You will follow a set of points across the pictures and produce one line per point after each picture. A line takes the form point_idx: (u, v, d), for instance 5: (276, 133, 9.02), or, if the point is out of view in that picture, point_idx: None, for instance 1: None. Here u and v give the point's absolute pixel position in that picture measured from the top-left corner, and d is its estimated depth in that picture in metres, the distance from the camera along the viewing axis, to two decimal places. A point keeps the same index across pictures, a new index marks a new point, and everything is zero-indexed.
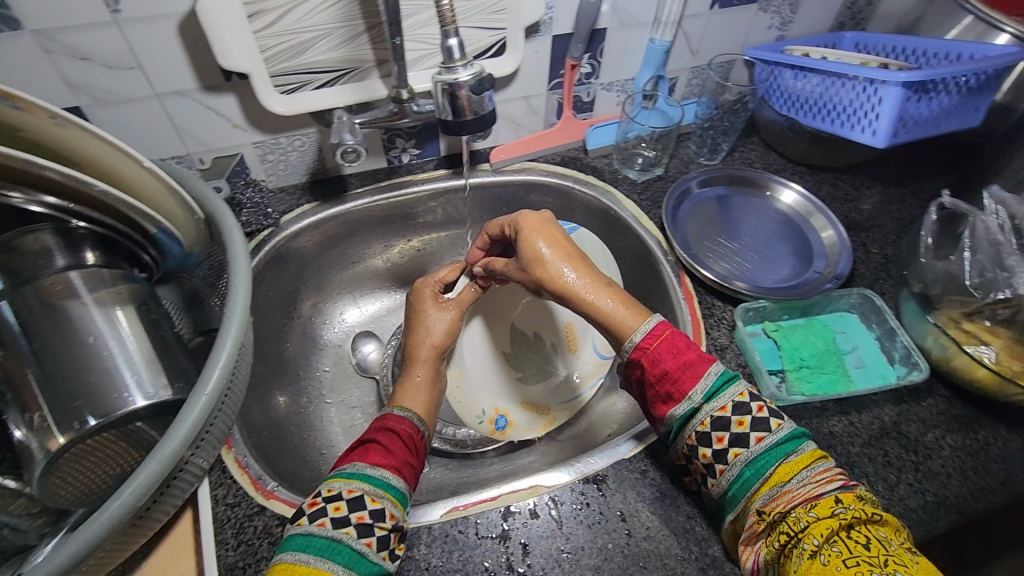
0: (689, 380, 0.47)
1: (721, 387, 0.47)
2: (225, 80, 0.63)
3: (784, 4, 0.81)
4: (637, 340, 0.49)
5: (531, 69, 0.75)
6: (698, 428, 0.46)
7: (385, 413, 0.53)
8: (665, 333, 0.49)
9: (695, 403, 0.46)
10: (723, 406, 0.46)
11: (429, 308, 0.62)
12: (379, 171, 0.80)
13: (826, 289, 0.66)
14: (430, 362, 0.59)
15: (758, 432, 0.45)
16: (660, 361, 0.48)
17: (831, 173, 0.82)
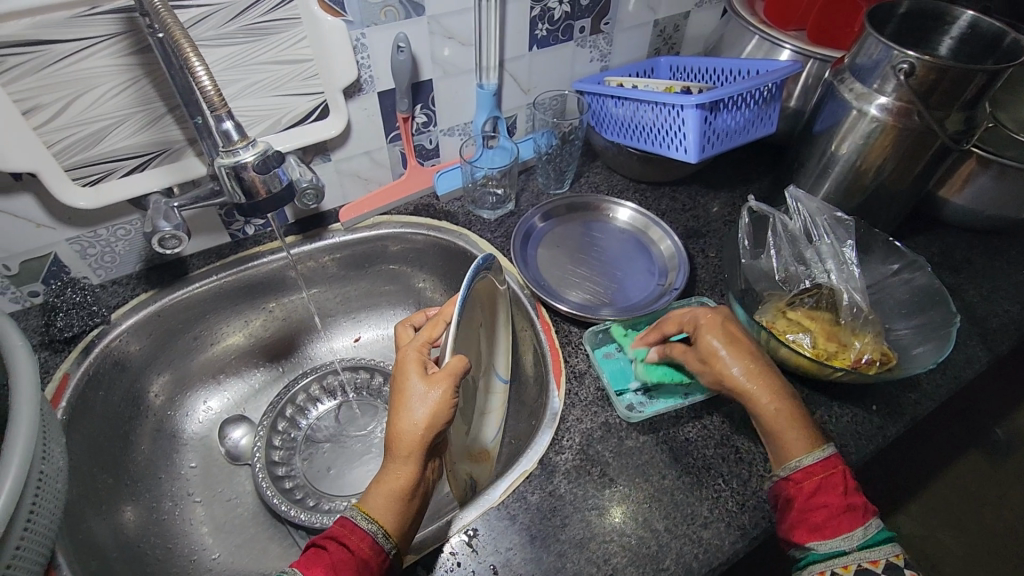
0: (846, 520, 0.47)
1: (880, 543, 0.47)
2: (14, 180, 0.58)
3: (599, 39, 0.86)
4: (802, 463, 0.50)
5: (364, 126, 0.75)
6: (839, 571, 0.46)
7: (348, 519, 0.48)
8: (839, 467, 0.49)
9: (848, 547, 0.46)
10: (876, 560, 0.46)
11: (413, 382, 0.53)
12: (224, 247, 0.77)
13: (668, 300, 0.69)
14: (413, 457, 0.51)
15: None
16: (833, 489, 0.49)
17: (669, 188, 0.88)
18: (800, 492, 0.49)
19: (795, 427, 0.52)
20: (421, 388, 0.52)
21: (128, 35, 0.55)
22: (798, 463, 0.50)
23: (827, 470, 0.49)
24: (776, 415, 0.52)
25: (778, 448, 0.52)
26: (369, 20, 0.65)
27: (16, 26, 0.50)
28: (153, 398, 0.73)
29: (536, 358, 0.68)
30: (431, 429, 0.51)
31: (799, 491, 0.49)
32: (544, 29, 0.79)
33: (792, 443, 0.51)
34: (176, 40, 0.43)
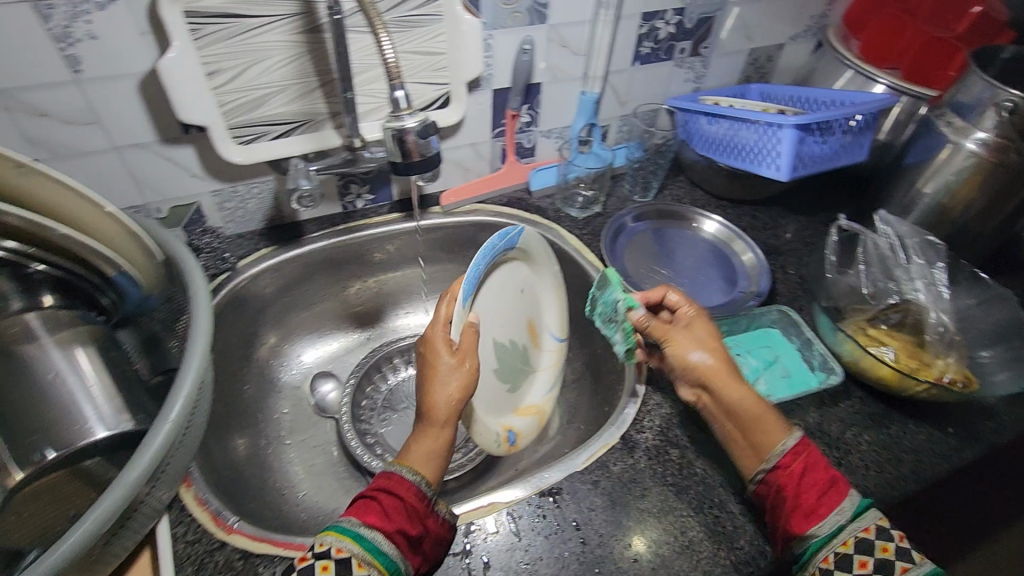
0: (828, 497, 0.49)
1: (865, 509, 0.49)
2: (183, 133, 0.67)
3: (696, 61, 0.91)
4: (790, 443, 0.52)
5: (476, 119, 0.82)
6: (838, 550, 0.47)
7: (391, 472, 0.51)
8: (810, 448, 0.52)
9: (843, 522, 0.47)
10: (867, 527, 0.47)
11: (443, 358, 0.54)
12: (335, 216, 0.84)
13: (751, 306, 0.73)
14: (451, 422, 0.54)
15: (905, 562, 0.46)
16: (813, 469, 0.51)
17: (750, 206, 0.91)
18: (785, 480, 0.50)
19: (771, 418, 0.53)
20: (449, 359, 0.55)
21: (303, 16, 0.63)
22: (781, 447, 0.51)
23: (789, 462, 0.51)
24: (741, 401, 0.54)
25: (761, 445, 0.53)
26: (498, 23, 0.72)
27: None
28: (259, 346, 0.80)
29: (617, 347, 0.72)
30: (463, 397, 0.54)
31: (784, 481, 0.50)
32: (649, 47, 0.85)
33: (772, 432, 0.53)
34: (371, 20, 0.51)
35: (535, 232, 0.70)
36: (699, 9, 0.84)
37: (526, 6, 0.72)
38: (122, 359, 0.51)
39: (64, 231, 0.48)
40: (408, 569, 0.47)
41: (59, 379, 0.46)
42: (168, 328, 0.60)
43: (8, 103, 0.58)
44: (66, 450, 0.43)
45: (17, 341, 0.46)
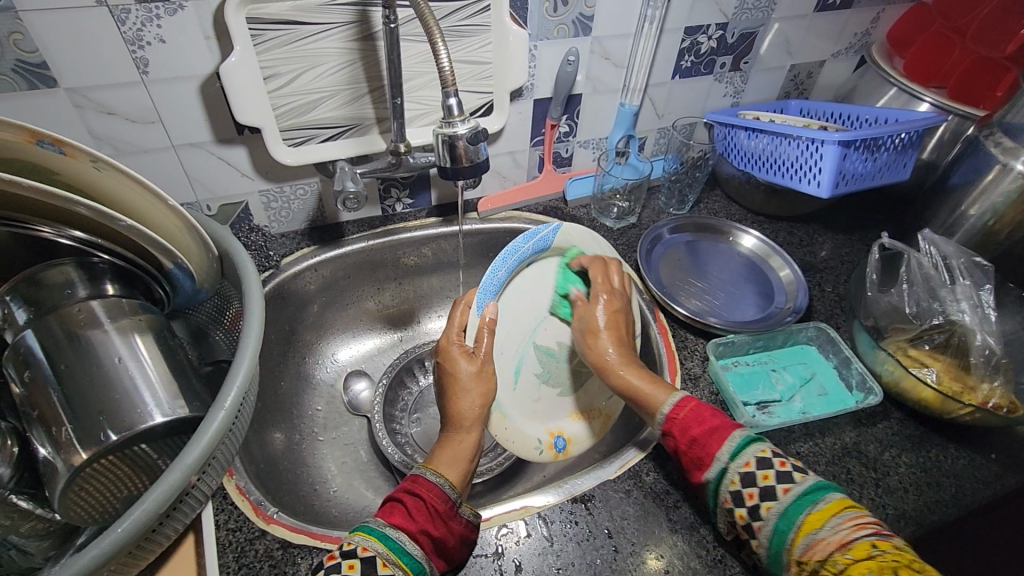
0: (711, 441, 0.51)
1: (746, 446, 0.50)
2: (238, 134, 0.69)
3: (736, 76, 0.91)
4: (666, 411, 0.55)
5: (516, 128, 0.83)
6: (729, 488, 0.49)
7: (417, 475, 0.53)
8: (688, 403, 0.55)
9: (723, 463, 0.50)
10: (747, 462, 0.49)
11: (462, 367, 0.59)
12: (375, 219, 0.86)
13: (789, 322, 0.73)
14: (477, 424, 0.58)
15: (785, 484, 0.47)
16: (700, 417, 0.53)
17: (786, 223, 0.90)
18: (675, 433, 0.54)
19: (657, 385, 0.58)
20: (468, 366, 0.59)
21: (358, 25, 0.65)
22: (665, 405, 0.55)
23: (679, 415, 0.54)
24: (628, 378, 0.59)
25: (645, 406, 0.57)
26: (543, 34, 0.73)
27: (281, 7, 0.61)
28: (297, 343, 0.82)
29: (651, 358, 0.72)
30: (486, 401, 0.59)
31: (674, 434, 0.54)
32: (690, 61, 0.85)
33: (654, 393, 0.57)
34: (428, 28, 0.53)
35: (575, 228, 0.69)
36: (742, 24, 0.84)
37: (573, 19, 0.73)
38: (177, 349, 0.53)
39: (129, 223, 0.50)
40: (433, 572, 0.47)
41: (123, 365, 0.47)
42: (216, 320, 0.64)
43: (79, 101, 0.61)
44: (127, 433, 0.44)
45: (83, 326, 0.48)
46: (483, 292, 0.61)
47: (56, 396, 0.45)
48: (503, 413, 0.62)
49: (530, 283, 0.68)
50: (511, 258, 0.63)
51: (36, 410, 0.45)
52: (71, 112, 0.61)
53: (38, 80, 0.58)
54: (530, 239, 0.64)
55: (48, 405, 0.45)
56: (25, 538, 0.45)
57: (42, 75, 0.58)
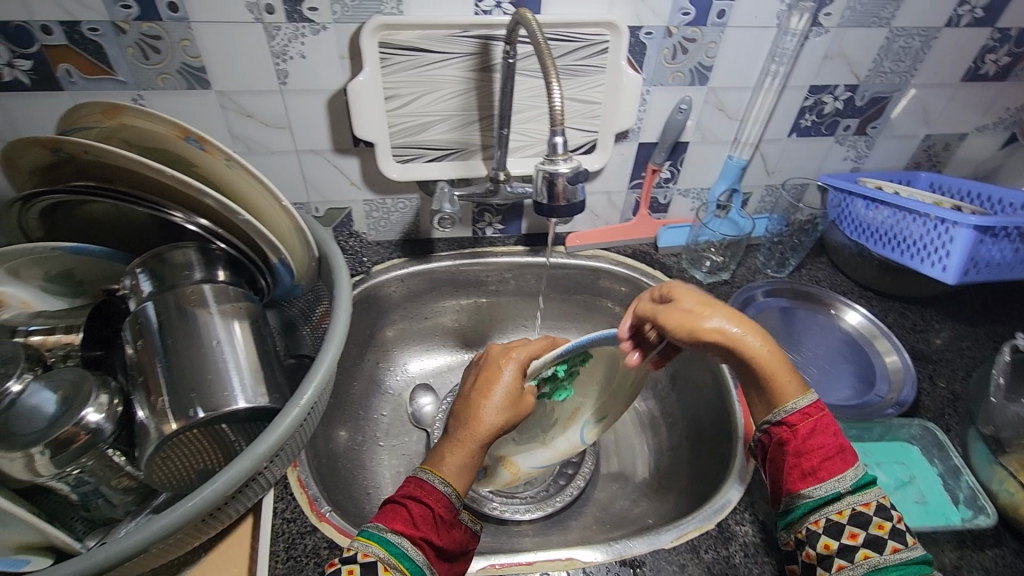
0: (831, 459, 0.49)
1: (869, 486, 0.48)
2: (353, 146, 0.74)
3: (860, 140, 0.85)
4: (793, 408, 0.51)
5: (616, 168, 0.82)
6: (832, 517, 0.47)
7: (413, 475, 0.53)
8: (821, 412, 0.51)
9: (842, 489, 0.48)
10: (867, 504, 0.47)
11: (506, 373, 0.57)
12: (465, 239, 0.88)
13: (889, 414, 0.66)
14: (479, 445, 0.53)
15: (894, 542, 0.45)
16: (823, 432, 0.50)
17: (899, 303, 0.82)
18: (791, 429, 0.51)
19: (791, 376, 0.52)
20: (511, 374, 0.56)
21: (478, 56, 0.68)
22: (792, 405, 0.50)
23: (798, 421, 0.50)
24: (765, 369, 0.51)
25: (770, 397, 0.52)
26: (658, 80, 0.73)
27: (412, 34, 0.65)
28: (373, 347, 0.85)
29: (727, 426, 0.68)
30: (503, 422, 0.55)
31: (794, 431, 0.50)
32: (810, 120, 0.81)
33: (789, 384, 0.51)
34: (545, 68, 0.54)
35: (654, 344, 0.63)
36: (874, 87, 0.79)
37: (690, 68, 0.72)
38: (267, 338, 0.56)
39: (246, 217, 0.54)
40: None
41: (220, 347, 0.51)
42: (306, 316, 0.68)
43: (225, 103, 0.68)
44: (213, 412, 0.47)
45: (193, 304, 0.52)
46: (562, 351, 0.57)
47: (160, 365, 0.49)
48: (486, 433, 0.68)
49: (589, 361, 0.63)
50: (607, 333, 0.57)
51: (142, 376, 0.50)
52: (217, 112, 0.69)
53: (195, 81, 0.65)
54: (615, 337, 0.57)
55: (152, 372, 0.49)
56: (113, 491, 0.49)
57: (200, 78, 0.65)
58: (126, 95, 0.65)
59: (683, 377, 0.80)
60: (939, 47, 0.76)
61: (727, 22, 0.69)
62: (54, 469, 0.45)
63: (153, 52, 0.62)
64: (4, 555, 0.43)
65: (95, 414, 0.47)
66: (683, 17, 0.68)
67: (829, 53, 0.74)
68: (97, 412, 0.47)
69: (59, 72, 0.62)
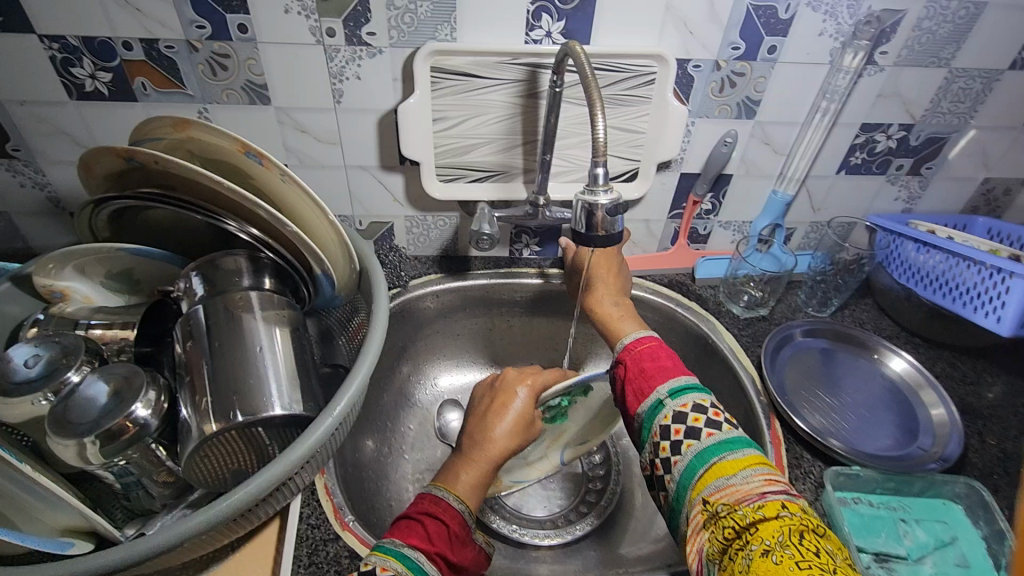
0: (659, 375, 0.54)
1: (689, 390, 0.52)
2: (400, 164, 0.77)
3: (913, 180, 0.83)
4: (627, 341, 0.60)
5: (656, 197, 0.82)
6: (661, 420, 0.51)
7: (425, 492, 0.54)
8: (650, 341, 0.59)
9: (660, 397, 0.52)
10: (684, 403, 0.50)
11: (518, 400, 0.61)
12: (501, 259, 0.90)
13: (931, 469, 0.63)
14: (490, 464, 0.57)
15: (710, 429, 0.48)
16: (648, 358, 0.56)
17: (949, 351, 0.79)
18: (627, 366, 0.57)
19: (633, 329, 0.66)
20: (523, 399, 0.61)
21: (525, 83, 0.69)
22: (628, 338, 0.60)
23: (630, 356, 0.58)
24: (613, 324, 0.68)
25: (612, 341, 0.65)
26: (704, 112, 0.73)
27: (463, 60, 0.67)
28: (405, 360, 0.86)
29: None
30: (510, 445, 0.59)
31: (626, 362, 0.57)
32: (860, 157, 0.79)
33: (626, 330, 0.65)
34: (591, 99, 0.55)
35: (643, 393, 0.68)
36: (930, 128, 0.77)
37: (737, 101, 0.72)
38: (306, 347, 0.58)
39: (294, 229, 0.57)
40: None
41: (262, 353, 0.53)
42: (343, 326, 0.70)
43: (283, 119, 0.71)
44: (251, 416, 0.49)
45: (239, 309, 0.55)
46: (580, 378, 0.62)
47: (206, 366, 0.51)
48: None
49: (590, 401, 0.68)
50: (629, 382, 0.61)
51: (188, 375, 0.52)
52: (275, 127, 0.72)
53: (257, 97, 0.69)
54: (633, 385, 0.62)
55: (198, 372, 0.52)
56: (153, 484, 0.52)
57: (261, 94, 0.69)
58: (193, 108, 0.70)
59: None
60: (1002, 90, 0.74)
61: (777, 57, 0.69)
62: (102, 458, 0.48)
63: (220, 69, 0.66)
64: (50, 536, 0.46)
65: (143, 409, 0.49)
66: (732, 51, 0.68)
67: (883, 92, 0.73)
68: (145, 407, 0.49)
69: (135, 84, 0.67)
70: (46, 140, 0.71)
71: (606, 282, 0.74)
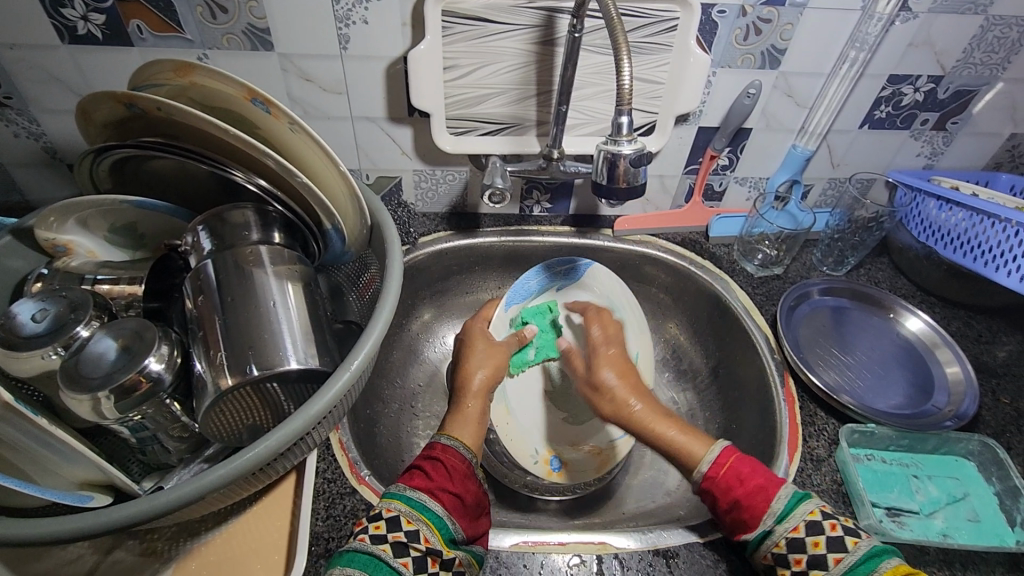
0: (761, 490, 0.51)
1: (793, 507, 0.49)
2: (408, 115, 0.74)
3: (937, 136, 0.80)
4: (705, 469, 0.54)
5: (672, 152, 0.80)
6: (773, 549, 0.48)
7: (433, 439, 0.57)
8: (733, 457, 0.54)
9: (768, 527, 0.49)
10: (795, 527, 0.48)
11: (478, 346, 0.68)
12: (511, 216, 0.87)
13: (947, 426, 0.63)
14: (479, 396, 0.62)
15: (836, 553, 0.46)
16: (744, 473, 0.52)
17: (965, 310, 0.78)
18: (718, 483, 0.53)
19: (700, 442, 0.58)
20: (483, 341, 0.69)
21: (541, 28, 0.66)
22: (706, 460, 0.54)
23: (718, 472, 0.53)
24: (676, 440, 0.58)
25: (688, 461, 0.57)
26: (726, 62, 0.70)
27: (476, 3, 0.63)
28: (413, 318, 0.85)
29: (769, 425, 0.66)
30: (492, 375, 0.65)
31: (716, 485, 0.53)
32: (885, 111, 0.76)
33: (697, 448, 0.57)
34: (617, 44, 0.52)
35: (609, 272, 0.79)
36: (960, 80, 0.74)
37: (762, 50, 0.69)
38: (318, 302, 0.57)
39: (303, 181, 0.55)
40: (457, 531, 0.49)
41: (274, 308, 0.52)
42: (353, 283, 0.69)
43: (286, 66, 0.68)
44: (266, 371, 0.48)
45: (250, 264, 0.54)
46: (511, 297, 0.76)
47: (219, 322, 0.50)
48: (506, 410, 0.72)
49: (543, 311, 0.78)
50: (540, 276, 0.79)
51: (201, 330, 0.51)
52: (278, 75, 0.69)
53: (260, 43, 0.66)
54: (562, 263, 0.79)
55: (211, 327, 0.50)
56: (169, 439, 0.52)
57: (263, 39, 0.65)
58: (193, 53, 0.66)
59: (726, 371, 0.79)
60: None
61: (807, 2, 0.65)
62: (117, 413, 0.47)
63: (219, 11, 0.63)
64: (70, 489, 0.46)
65: (156, 363, 0.48)
66: None
67: (915, 41, 0.69)
68: (159, 361, 0.48)
69: (130, 27, 0.63)
70: (38, 88, 0.67)
71: (597, 335, 0.74)
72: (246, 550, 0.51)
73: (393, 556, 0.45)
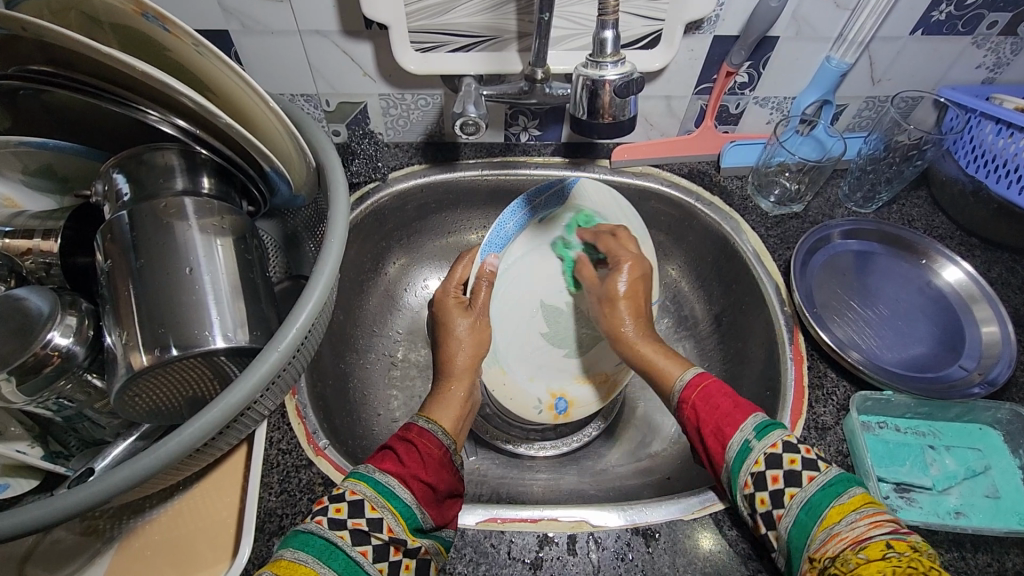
0: (736, 413, 0.47)
1: (771, 428, 0.45)
2: (365, 28, 0.62)
3: (1006, 42, 0.66)
4: (682, 387, 0.52)
5: (681, 68, 0.68)
6: (751, 469, 0.44)
7: (411, 422, 0.52)
8: (702, 381, 0.51)
9: (748, 439, 0.45)
10: (774, 444, 0.44)
11: (456, 318, 0.62)
12: (495, 145, 0.77)
13: (973, 394, 0.55)
14: (467, 372, 0.59)
15: (810, 472, 0.42)
16: (714, 395, 0.50)
17: (1012, 255, 0.67)
18: (695, 407, 0.50)
19: (679, 362, 0.56)
20: (465, 324, 0.62)
21: None
22: (681, 381, 0.52)
23: (691, 397, 0.51)
24: (656, 349, 0.58)
25: (667, 382, 0.55)
26: None
27: None
28: (388, 262, 0.78)
29: (773, 386, 0.59)
30: (477, 354, 0.61)
31: (692, 407, 0.50)
32: (945, 12, 0.62)
33: (675, 368, 0.55)
34: None
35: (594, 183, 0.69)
36: None
37: None
38: (256, 260, 0.50)
39: (228, 122, 0.45)
40: (425, 519, 0.44)
41: (194, 274, 0.44)
42: (309, 231, 0.61)
43: None
44: (187, 349, 0.42)
45: (169, 217, 0.45)
46: (488, 246, 0.66)
47: (132, 290, 0.44)
48: (503, 370, 0.68)
49: (519, 257, 0.70)
50: (519, 215, 0.68)
51: (113, 299, 0.44)
52: None
53: None
54: (544, 192, 0.68)
55: (123, 296, 0.44)
56: (98, 414, 0.48)
57: None
58: None
59: (730, 322, 0.71)
60: None
61: None
62: (25, 396, 0.42)
63: None
64: None
65: (62, 337, 0.43)
66: None
67: None
68: (65, 334, 0.44)
69: None
70: None
71: (632, 331, 0.60)
72: (194, 528, 0.48)
73: (350, 545, 0.40)
